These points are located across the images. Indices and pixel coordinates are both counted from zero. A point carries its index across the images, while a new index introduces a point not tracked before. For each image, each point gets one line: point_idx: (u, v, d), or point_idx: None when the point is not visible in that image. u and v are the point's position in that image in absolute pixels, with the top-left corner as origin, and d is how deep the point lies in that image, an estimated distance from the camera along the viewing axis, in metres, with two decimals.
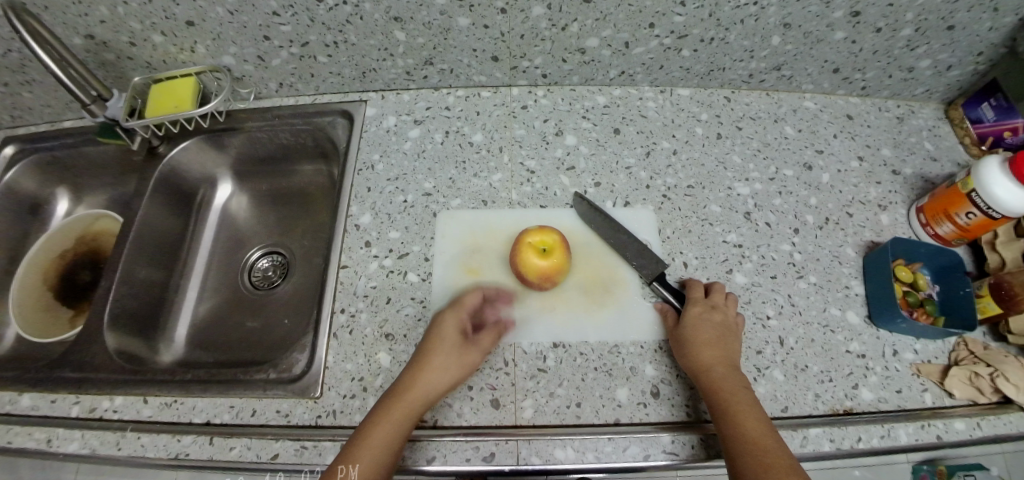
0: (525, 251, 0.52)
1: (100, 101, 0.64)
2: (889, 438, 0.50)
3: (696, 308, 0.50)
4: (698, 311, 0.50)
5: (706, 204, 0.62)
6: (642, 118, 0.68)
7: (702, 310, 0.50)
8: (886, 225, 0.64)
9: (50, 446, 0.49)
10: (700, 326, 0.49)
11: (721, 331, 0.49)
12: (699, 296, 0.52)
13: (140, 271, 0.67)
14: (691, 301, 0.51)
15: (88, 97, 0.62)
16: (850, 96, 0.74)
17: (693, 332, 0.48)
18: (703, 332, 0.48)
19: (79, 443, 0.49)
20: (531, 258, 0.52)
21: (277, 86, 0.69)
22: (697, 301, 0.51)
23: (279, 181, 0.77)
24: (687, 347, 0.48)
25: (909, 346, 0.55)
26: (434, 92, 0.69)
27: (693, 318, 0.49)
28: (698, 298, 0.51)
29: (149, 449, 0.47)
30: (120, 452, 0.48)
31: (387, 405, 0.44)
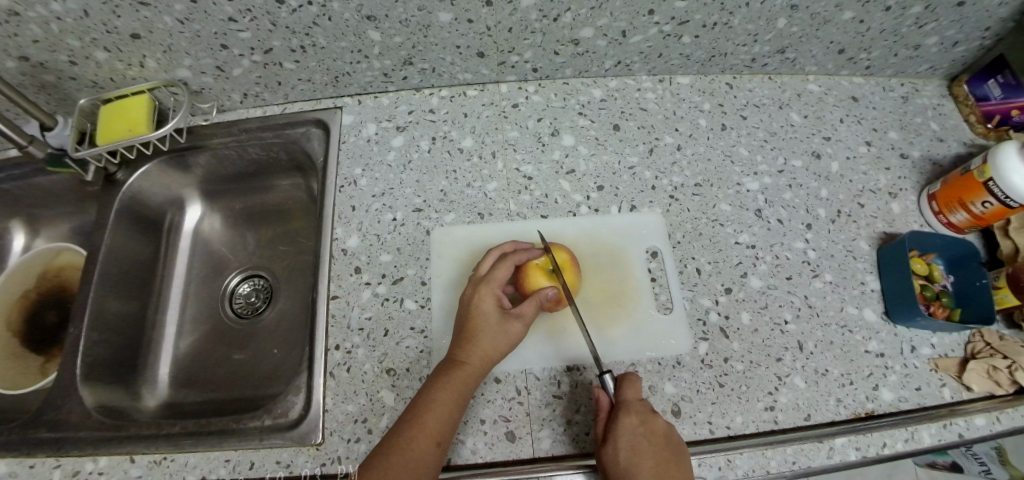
0: (534, 273, 0.51)
1: (36, 140, 0.60)
2: (913, 441, 0.48)
3: (628, 423, 0.41)
4: (632, 425, 0.41)
5: (715, 203, 0.59)
6: (641, 111, 0.64)
7: (637, 423, 0.41)
8: (897, 214, 0.61)
9: None
10: (638, 450, 0.40)
11: (659, 449, 0.41)
12: (636, 400, 0.43)
13: (113, 305, 0.62)
14: (623, 410, 0.42)
15: (25, 139, 0.59)
16: (854, 76, 0.71)
17: (629, 458, 0.40)
18: (642, 457, 0.40)
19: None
20: (541, 279, 0.51)
21: (241, 97, 0.64)
22: (630, 409, 0.42)
23: (256, 198, 0.72)
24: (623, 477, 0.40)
25: (927, 341, 0.54)
26: (416, 93, 0.64)
27: (627, 437, 0.41)
28: (618, 405, 0.43)
29: None
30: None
31: (404, 435, 0.40)
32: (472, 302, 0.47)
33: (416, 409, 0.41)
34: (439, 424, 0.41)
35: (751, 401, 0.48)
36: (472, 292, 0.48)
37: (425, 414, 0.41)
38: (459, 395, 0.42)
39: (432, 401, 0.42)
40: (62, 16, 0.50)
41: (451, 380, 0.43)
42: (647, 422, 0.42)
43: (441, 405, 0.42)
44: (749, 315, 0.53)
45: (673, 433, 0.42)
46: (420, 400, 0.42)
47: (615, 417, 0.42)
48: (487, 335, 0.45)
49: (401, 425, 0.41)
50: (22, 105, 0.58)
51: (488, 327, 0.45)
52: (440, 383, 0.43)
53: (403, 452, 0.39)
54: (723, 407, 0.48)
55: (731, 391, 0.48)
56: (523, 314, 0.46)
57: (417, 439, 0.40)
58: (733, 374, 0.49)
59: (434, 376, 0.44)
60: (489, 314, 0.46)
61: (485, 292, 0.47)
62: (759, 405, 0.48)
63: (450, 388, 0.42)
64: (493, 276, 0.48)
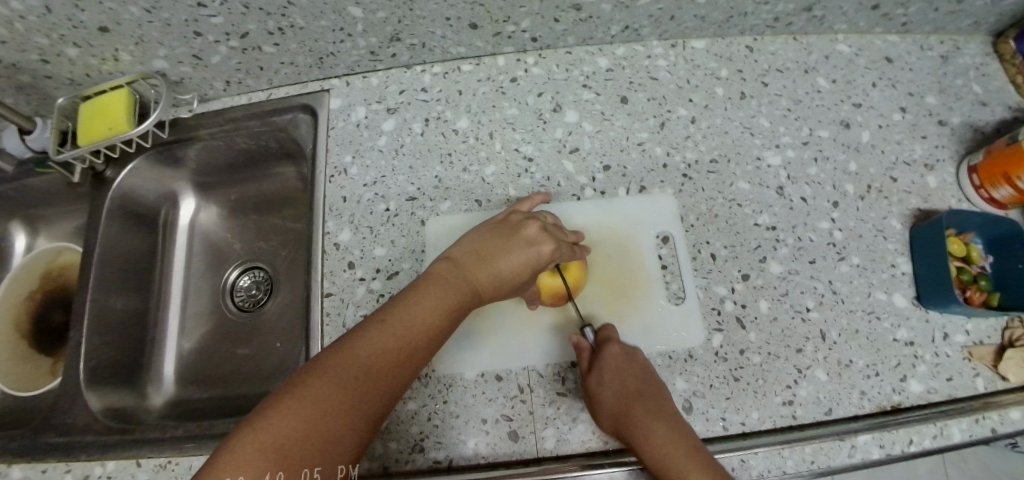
0: None
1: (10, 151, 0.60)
2: (942, 437, 0.45)
3: (612, 352, 0.44)
4: (615, 353, 0.44)
5: (732, 181, 0.54)
6: (652, 81, 0.58)
7: (620, 353, 0.44)
8: (933, 188, 0.56)
9: None
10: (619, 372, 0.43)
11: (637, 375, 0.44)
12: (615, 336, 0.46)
13: (114, 302, 0.62)
14: (606, 345, 0.45)
15: None
16: (888, 34, 0.64)
17: (613, 381, 0.42)
18: (624, 379, 0.43)
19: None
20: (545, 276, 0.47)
21: (223, 85, 0.60)
22: (611, 343, 0.45)
23: (250, 188, 0.70)
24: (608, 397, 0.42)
25: (961, 328, 0.50)
26: (407, 70, 0.59)
27: (611, 364, 0.43)
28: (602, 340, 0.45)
29: None
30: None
31: (382, 354, 0.35)
32: (523, 250, 0.43)
33: (407, 328, 0.36)
34: (421, 356, 0.37)
35: (768, 396, 0.46)
36: (527, 236, 0.44)
37: (413, 340, 0.36)
38: (450, 329, 0.39)
39: (432, 327, 0.37)
40: (24, 14, 0.47)
41: (452, 310, 0.39)
42: (628, 353, 0.45)
43: (430, 332, 0.37)
44: (768, 304, 0.49)
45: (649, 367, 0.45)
46: (412, 317, 0.37)
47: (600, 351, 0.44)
48: (507, 284, 0.42)
49: (385, 336, 0.36)
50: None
51: (516, 279, 0.43)
52: (437, 308, 0.38)
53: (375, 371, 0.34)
54: (738, 403, 0.45)
55: (747, 386, 0.46)
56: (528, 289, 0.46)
57: (396, 363, 0.35)
58: (750, 368, 0.47)
59: (439, 297, 0.39)
60: (529, 268, 0.43)
61: (545, 246, 0.43)
62: (778, 400, 0.45)
63: (450, 320, 0.38)
64: (552, 235, 0.45)
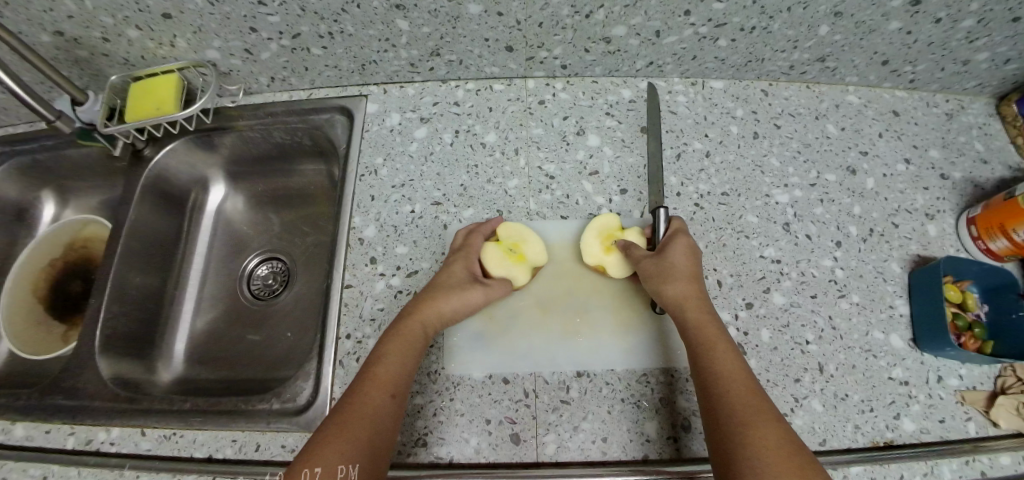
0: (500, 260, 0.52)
1: (63, 115, 0.62)
2: (932, 476, 0.46)
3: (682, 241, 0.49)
4: (683, 245, 0.49)
5: (741, 213, 0.57)
6: (671, 115, 0.61)
7: (687, 243, 0.49)
8: (933, 237, 0.59)
9: None
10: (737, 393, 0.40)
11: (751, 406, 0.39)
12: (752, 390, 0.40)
13: (135, 279, 0.64)
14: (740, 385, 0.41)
15: (52, 114, 0.60)
16: (897, 89, 0.67)
17: (681, 281, 0.47)
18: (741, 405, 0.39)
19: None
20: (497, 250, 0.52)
21: (268, 81, 0.64)
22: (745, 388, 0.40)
23: (278, 181, 0.73)
24: (675, 276, 0.47)
25: (955, 372, 0.52)
26: (442, 85, 0.63)
27: (680, 254, 0.48)
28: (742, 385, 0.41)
29: None
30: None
31: (359, 388, 0.41)
32: (443, 266, 0.50)
33: (370, 364, 0.43)
34: (393, 377, 0.43)
35: None
36: (444, 258, 0.51)
37: (378, 367, 0.43)
38: (411, 349, 0.45)
39: (389, 352, 0.44)
40: None
41: (403, 335, 0.45)
42: (693, 251, 0.49)
43: (392, 358, 0.44)
44: (770, 333, 0.51)
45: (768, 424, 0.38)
46: (374, 356, 0.44)
47: (672, 237, 0.50)
48: (443, 297, 0.48)
49: (358, 380, 0.42)
50: (55, 80, 0.59)
51: (452, 290, 0.48)
52: (393, 341, 0.45)
53: (357, 402, 0.40)
54: None
55: None
56: (491, 290, 0.50)
57: (370, 389, 0.41)
58: None
59: (390, 334, 0.46)
60: (455, 275, 0.49)
61: (457, 256, 0.51)
62: None
63: (405, 342, 0.45)
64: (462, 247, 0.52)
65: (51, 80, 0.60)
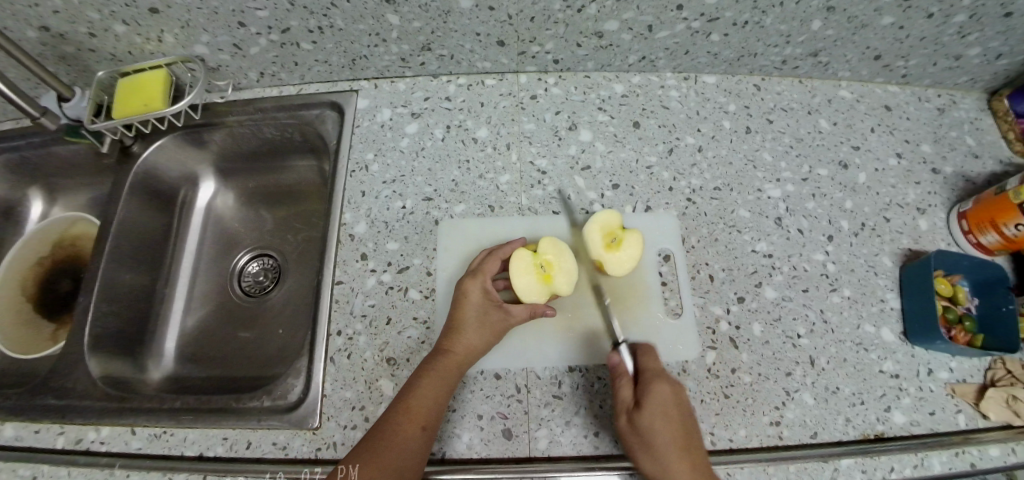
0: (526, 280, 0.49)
1: (49, 112, 0.62)
2: (922, 468, 0.47)
3: (663, 389, 0.42)
4: (665, 391, 0.42)
5: (734, 208, 0.57)
6: (664, 109, 0.61)
7: (668, 390, 0.43)
8: (924, 232, 0.59)
9: None
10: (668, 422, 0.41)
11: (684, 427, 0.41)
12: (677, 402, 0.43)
13: (125, 276, 0.63)
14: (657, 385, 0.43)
15: (36, 111, 0.60)
16: (889, 84, 0.67)
17: (663, 424, 0.41)
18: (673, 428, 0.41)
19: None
20: (531, 279, 0.49)
21: (258, 76, 0.63)
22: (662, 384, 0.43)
23: (268, 178, 0.72)
24: (655, 422, 0.41)
25: (945, 365, 0.52)
26: (433, 79, 0.62)
27: (661, 402, 0.42)
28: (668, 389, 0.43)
29: None
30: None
31: (390, 423, 0.41)
32: (460, 293, 0.48)
33: (402, 397, 0.43)
34: (424, 411, 0.42)
35: (756, 415, 0.47)
36: (460, 284, 0.49)
37: (410, 401, 0.42)
38: (445, 383, 0.44)
39: (420, 385, 0.43)
40: None
41: (433, 368, 0.44)
42: (675, 391, 0.43)
43: (423, 393, 0.43)
44: (762, 327, 0.51)
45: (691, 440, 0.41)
46: (408, 387, 0.44)
47: (648, 384, 0.43)
48: (468, 325, 0.46)
49: (390, 413, 0.42)
50: (41, 76, 0.59)
51: (476, 319, 0.47)
52: (425, 375, 0.44)
53: (389, 439, 0.40)
54: (726, 419, 0.47)
55: (736, 403, 0.48)
56: (514, 314, 0.48)
57: (402, 426, 0.41)
58: (740, 386, 0.48)
59: (423, 366, 0.45)
60: (474, 304, 0.47)
61: (473, 283, 0.48)
62: (765, 420, 0.47)
63: (437, 374, 0.44)
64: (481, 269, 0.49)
65: (38, 77, 0.59)
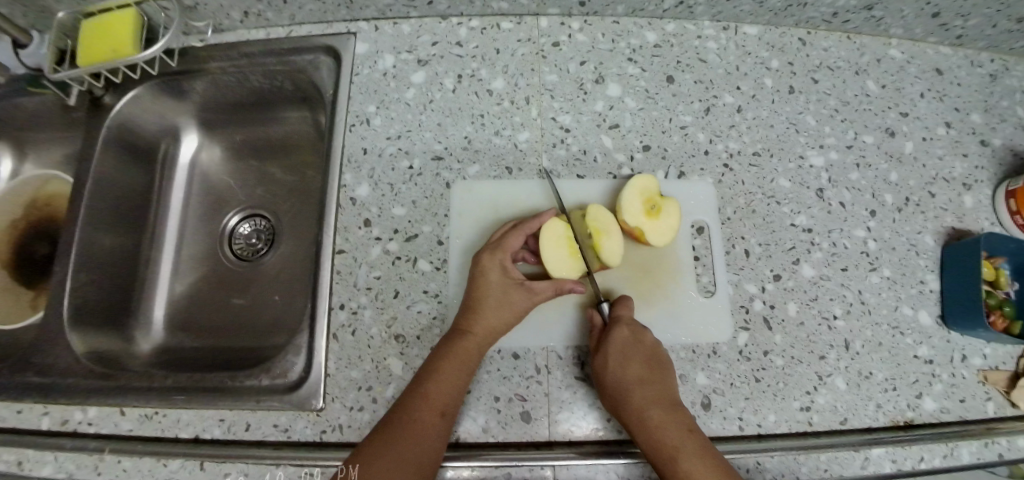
0: (553, 251, 0.46)
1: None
2: (952, 458, 0.45)
3: (622, 334, 0.42)
4: (624, 336, 0.42)
5: (772, 177, 0.52)
6: (700, 62, 0.55)
7: (629, 334, 0.42)
8: (969, 209, 0.55)
9: (22, 470, 0.43)
10: (626, 358, 0.41)
11: (647, 364, 0.42)
12: (638, 338, 0.43)
13: (105, 239, 0.58)
14: (617, 325, 0.43)
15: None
16: (942, 45, 0.61)
17: (618, 366, 0.41)
18: (630, 364, 0.41)
19: (52, 466, 0.43)
20: (562, 254, 0.46)
21: (242, 16, 0.56)
22: (623, 324, 0.43)
23: (259, 130, 0.65)
24: (609, 363, 0.41)
25: (980, 351, 0.49)
26: (443, 21, 0.55)
27: (618, 347, 0.41)
28: (631, 326, 0.43)
29: (134, 475, 0.42)
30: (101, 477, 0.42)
31: (409, 407, 0.38)
32: (478, 270, 0.44)
33: (419, 383, 0.39)
34: (444, 397, 0.39)
35: (786, 400, 0.45)
36: (477, 261, 0.44)
37: (430, 387, 0.39)
38: (465, 368, 0.40)
39: (437, 370, 0.40)
40: None
41: (452, 352, 0.40)
42: (638, 335, 0.43)
43: (443, 378, 0.39)
44: (796, 307, 0.48)
45: (653, 375, 0.42)
46: (427, 372, 0.40)
47: (609, 330, 0.42)
48: (489, 305, 0.42)
49: (407, 397, 0.39)
50: None
51: (496, 299, 0.43)
52: (444, 358, 0.40)
53: (409, 427, 0.37)
54: (756, 404, 0.44)
55: (767, 388, 0.45)
56: (536, 291, 0.43)
57: (422, 413, 0.38)
58: (772, 369, 0.45)
59: (439, 348, 0.41)
60: (493, 284, 0.43)
61: (491, 261, 0.44)
62: (795, 405, 0.44)
63: (456, 358, 0.40)
64: (501, 244, 0.45)
65: None
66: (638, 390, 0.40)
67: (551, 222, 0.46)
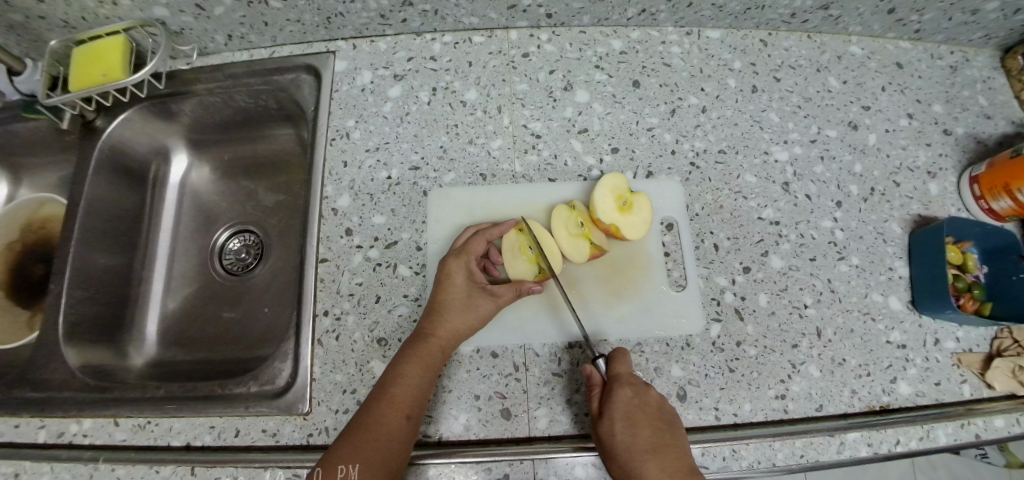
0: (514, 258, 0.48)
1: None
2: (927, 439, 0.46)
3: (626, 394, 0.39)
4: (627, 397, 0.39)
5: (739, 173, 0.54)
6: (665, 67, 0.57)
7: (633, 394, 0.40)
8: (934, 196, 0.56)
9: None
10: (632, 423, 0.38)
11: (658, 428, 0.39)
12: (643, 397, 0.40)
13: (98, 258, 0.59)
14: (619, 385, 0.40)
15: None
16: (900, 40, 0.63)
17: (625, 433, 0.38)
18: (638, 429, 0.38)
19: (48, 476, 0.44)
20: (522, 260, 0.48)
21: (225, 39, 0.58)
22: (624, 384, 0.40)
23: (246, 148, 0.68)
24: (615, 430, 0.39)
25: (952, 334, 0.50)
26: (417, 38, 0.57)
27: (623, 409, 0.39)
28: (633, 384, 0.41)
29: None
30: None
31: (375, 407, 0.39)
32: (444, 274, 0.45)
33: (382, 389, 0.40)
34: (406, 403, 0.40)
35: (761, 388, 0.46)
36: (444, 265, 0.46)
37: (396, 387, 0.40)
38: (429, 369, 0.42)
39: (401, 373, 0.41)
40: None
41: (416, 354, 0.42)
42: (642, 394, 0.40)
43: (407, 379, 0.40)
44: (767, 298, 0.49)
45: (668, 441, 0.38)
46: (392, 373, 0.41)
47: (611, 391, 0.40)
48: (452, 307, 0.44)
49: (373, 402, 0.40)
50: None
51: (459, 301, 0.44)
52: (409, 359, 0.41)
53: (374, 428, 0.38)
54: (731, 393, 0.45)
55: (741, 377, 0.46)
56: (500, 294, 0.45)
57: (387, 414, 0.39)
58: (746, 359, 0.47)
59: (402, 354, 0.42)
60: (458, 286, 0.45)
61: (457, 264, 0.46)
62: (770, 393, 0.46)
63: (421, 361, 0.41)
64: (464, 248, 0.47)
65: None
66: (649, 459, 0.37)
67: (511, 233, 0.49)
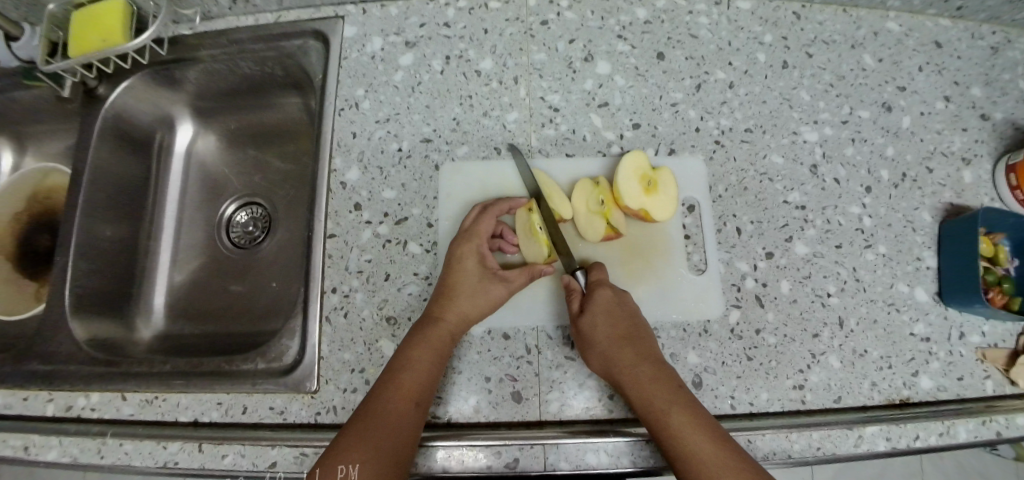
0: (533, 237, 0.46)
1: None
2: (949, 435, 0.44)
3: (605, 294, 0.42)
4: (606, 295, 0.42)
5: (766, 153, 0.51)
6: (691, 38, 0.54)
7: (612, 295, 0.42)
8: (968, 184, 0.54)
9: (28, 455, 0.44)
10: (609, 316, 0.41)
11: (632, 323, 0.42)
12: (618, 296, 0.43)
13: (104, 229, 0.58)
14: (598, 287, 0.43)
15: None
16: (941, 17, 0.59)
17: (605, 326, 0.41)
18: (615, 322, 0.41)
19: (58, 450, 0.43)
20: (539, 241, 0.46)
21: (229, 3, 0.56)
22: (603, 286, 0.43)
23: (252, 117, 0.66)
24: (600, 345, 0.40)
25: (978, 328, 0.48)
26: (430, 2, 0.55)
27: (603, 306, 0.41)
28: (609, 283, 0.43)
29: (135, 457, 0.42)
30: (104, 460, 0.43)
31: (381, 396, 0.38)
32: (455, 258, 0.44)
33: (389, 376, 0.39)
34: (414, 391, 0.39)
35: (780, 377, 0.44)
36: (454, 248, 0.44)
37: (403, 375, 0.39)
38: (436, 356, 0.40)
39: (408, 360, 0.40)
40: None
41: (424, 342, 0.40)
42: (619, 295, 0.43)
43: (414, 368, 0.39)
44: (789, 284, 0.47)
45: (642, 339, 0.41)
46: (398, 360, 0.40)
47: (590, 292, 0.42)
48: (462, 292, 0.42)
49: (378, 391, 0.39)
50: None
51: (470, 286, 0.43)
52: (417, 346, 0.40)
53: (381, 417, 0.37)
54: (748, 382, 0.44)
55: (759, 366, 0.45)
56: (512, 280, 0.44)
57: (393, 402, 0.37)
58: (764, 347, 0.45)
59: (409, 342, 0.41)
60: (469, 271, 0.43)
61: (468, 248, 0.44)
62: (788, 383, 0.44)
63: (429, 347, 0.40)
64: (475, 232, 0.45)
65: None
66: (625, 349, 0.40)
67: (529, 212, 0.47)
